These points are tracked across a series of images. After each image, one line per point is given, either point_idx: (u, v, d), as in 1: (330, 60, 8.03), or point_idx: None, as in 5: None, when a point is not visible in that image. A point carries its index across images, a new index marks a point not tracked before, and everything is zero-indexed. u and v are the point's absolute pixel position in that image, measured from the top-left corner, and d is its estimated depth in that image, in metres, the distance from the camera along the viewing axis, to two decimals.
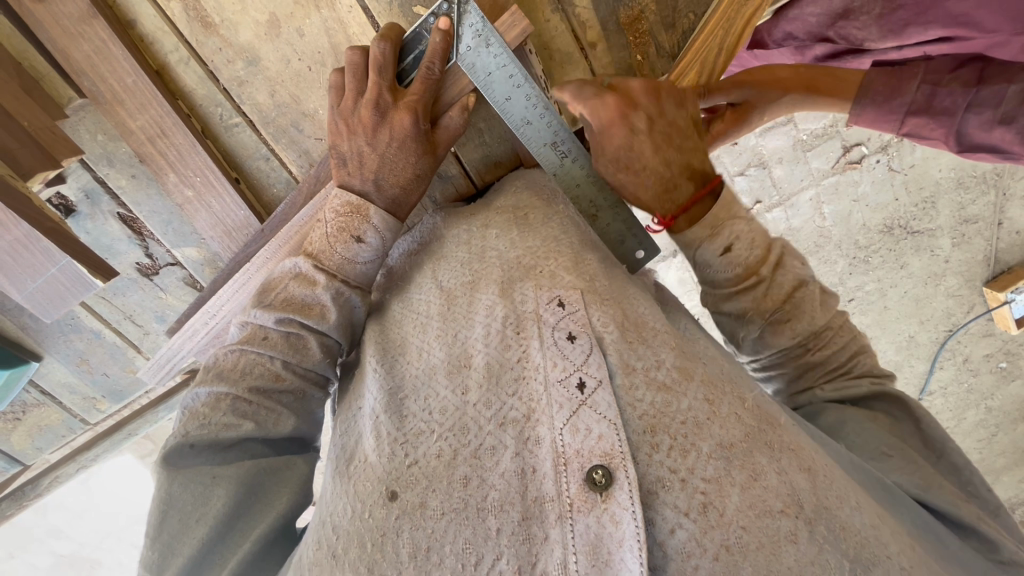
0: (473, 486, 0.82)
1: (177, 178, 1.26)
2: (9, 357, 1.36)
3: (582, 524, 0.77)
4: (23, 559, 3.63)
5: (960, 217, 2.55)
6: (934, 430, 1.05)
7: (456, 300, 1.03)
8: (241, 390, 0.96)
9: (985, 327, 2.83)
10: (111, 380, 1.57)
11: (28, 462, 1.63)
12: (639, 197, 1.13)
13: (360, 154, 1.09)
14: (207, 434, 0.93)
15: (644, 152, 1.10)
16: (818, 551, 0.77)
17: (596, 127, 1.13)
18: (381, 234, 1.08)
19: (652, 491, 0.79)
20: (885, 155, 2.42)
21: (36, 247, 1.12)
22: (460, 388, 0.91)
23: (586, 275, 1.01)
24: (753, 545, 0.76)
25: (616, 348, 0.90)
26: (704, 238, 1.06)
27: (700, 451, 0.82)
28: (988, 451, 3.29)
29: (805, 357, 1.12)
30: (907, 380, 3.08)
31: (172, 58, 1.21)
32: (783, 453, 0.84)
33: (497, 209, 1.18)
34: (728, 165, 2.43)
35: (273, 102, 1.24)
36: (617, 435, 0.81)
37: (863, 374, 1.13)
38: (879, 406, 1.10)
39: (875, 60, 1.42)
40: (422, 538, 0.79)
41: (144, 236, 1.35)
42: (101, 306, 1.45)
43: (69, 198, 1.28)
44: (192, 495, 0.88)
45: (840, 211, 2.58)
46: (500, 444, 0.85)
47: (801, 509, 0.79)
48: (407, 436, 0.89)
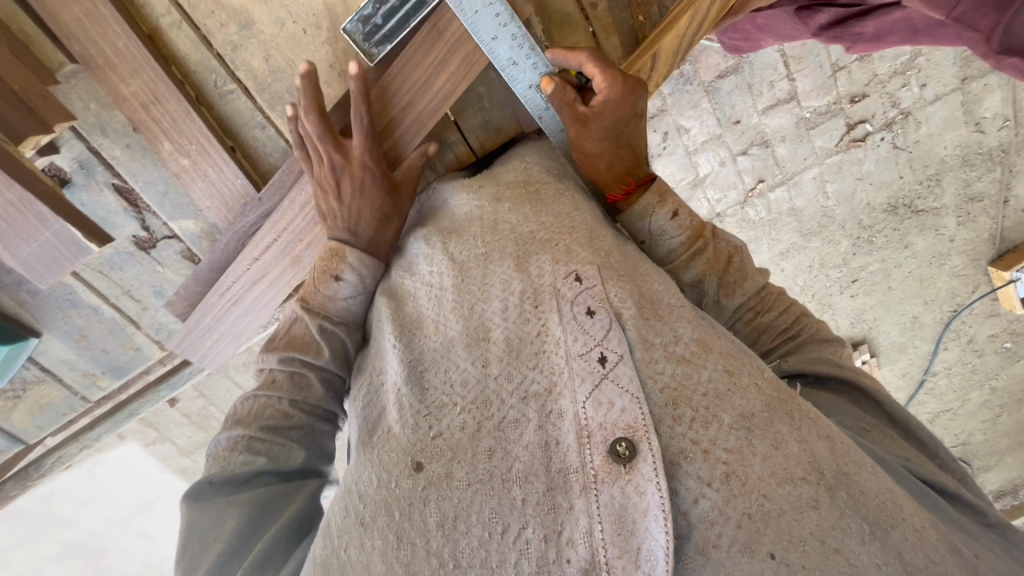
0: (497, 458, 0.81)
1: (172, 147, 1.23)
2: (9, 334, 1.35)
3: (607, 494, 0.75)
4: (30, 547, 3.68)
5: (965, 195, 2.52)
6: (895, 407, 1.00)
7: (469, 272, 0.99)
8: (253, 430, 0.97)
9: (990, 307, 2.81)
10: (110, 357, 1.56)
11: (30, 441, 1.63)
12: (608, 169, 1.15)
13: (332, 213, 1.13)
14: (223, 471, 0.94)
15: (630, 128, 1.14)
16: (838, 516, 0.74)
17: (602, 97, 1.11)
18: (358, 271, 1.08)
19: (675, 462, 0.76)
20: (889, 132, 2.38)
21: (29, 209, 1.12)
22: (480, 360, 0.89)
23: (601, 250, 0.97)
24: (774, 512, 0.73)
25: (635, 324, 0.86)
26: (656, 204, 1.10)
27: (723, 421, 0.79)
28: (992, 433, 3.28)
29: (756, 319, 1.11)
30: (911, 361, 3.07)
31: (165, 22, 1.19)
32: (803, 422, 0.82)
33: (507, 183, 1.14)
34: (730, 144, 2.39)
35: (269, 67, 1.22)
36: (640, 408, 0.78)
37: (813, 340, 1.09)
38: (840, 384, 1.05)
39: (878, 23, 1.40)
40: (448, 508, 0.79)
41: (140, 208, 1.34)
42: (98, 280, 1.43)
43: (63, 168, 1.26)
44: (208, 518, 0.90)
45: (844, 189, 2.54)
46: (523, 417, 0.83)
47: (822, 475, 0.76)
48: (429, 409, 0.88)
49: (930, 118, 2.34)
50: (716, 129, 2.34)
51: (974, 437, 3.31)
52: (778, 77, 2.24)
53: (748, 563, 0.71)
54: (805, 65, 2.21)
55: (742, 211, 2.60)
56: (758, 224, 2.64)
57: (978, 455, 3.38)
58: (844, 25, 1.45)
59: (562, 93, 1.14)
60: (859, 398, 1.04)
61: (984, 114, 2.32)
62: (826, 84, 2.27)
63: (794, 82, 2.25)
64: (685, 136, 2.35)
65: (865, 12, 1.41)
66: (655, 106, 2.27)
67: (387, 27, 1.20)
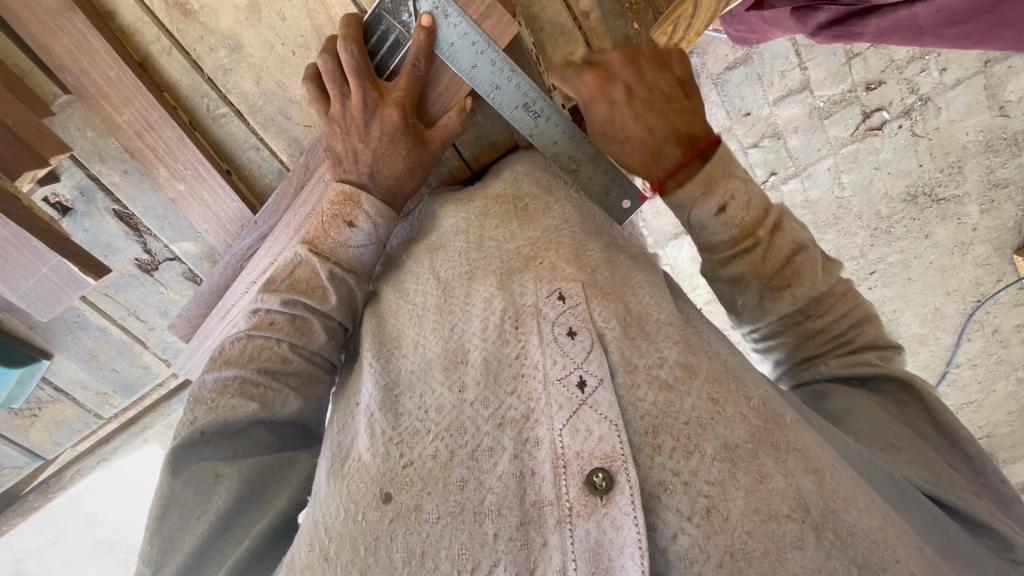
0: (469, 490, 0.82)
1: (167, 172, 1.24)
2: (20, 356, 1.38)
3: (582, 529, 0.76)
4: (64, 543, 3.81)
5: (990, 181, 2.42)
6: (945, 417, 1.01)
7: (453, 290, 1.01)
8: (249, 371, 0.95)
9: (1016, 296, 2.71)
10: (121, 376, 1.60)
11: (48, 456, 1.68)
12: (629, 164, 1.11)
13: (355, 153, 1.11)
14: (215, 418, 0.91)
15: (625, 116, 1.09)
16: (826, 556, 0.76)
17: (579, 95, 1.13)
18: (373, 219, 1.08)
19: (654, 495, 0.79)
20: (907, 119, 2.29)
21: (25, 247, 1.12)
22: (456, 384, 0.90)
23: (587, 267, 0.99)
24: (758, 551, 0.76)
25: (618, 344, 0.89)
26: (699, 197, 1.02)
27: (705, 452, 0.81)
28: (1019, 424, 3.19)
29: (805, 325, 1.06)
30: (933, 354, 2.99)
31: (155, 49, 1.19)
32: (789, 453, 0.83)
33: (496, 199, 1.15)
34: (741, 137, 2.33)
35: (259, 89, 1.22)
36: (617, 437, 0.81)
37: (864, 346, 1.07)
38: (885, 386, 1.05)
39: (881, 23, 1.34)
40: (416, 545, 0.80)
41: (141, 232, 1.36)
42: (105, 303, 1.46)
43: (64, 196, 1.28)
44: (194, 491, 0.88)
45: (860, 180, 2.47)
46: (497, 445, 0.84)
47: (808, 513, 0.78)
48: (403, 436, 0.88)
49: (950, 104, 2.25)
50: (726, 122, 2.28)
51: (1000, 428, 3.23)
52: (789, 67, 2.17)
53: None
54: (817, 53, 2.15)
55: None
56: None
57: (1005, 446, 3.30)
58: (847, 23, 1.39)
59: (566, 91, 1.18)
60: (905, 400, 1.04)
61: (1009, 97, 2.21)
62: (841, 71, 2.19)
63: (806, 70, 2.18)
64: None
65: (867, 12, 1.35)
66: None
67: (378, 53, 1.17)
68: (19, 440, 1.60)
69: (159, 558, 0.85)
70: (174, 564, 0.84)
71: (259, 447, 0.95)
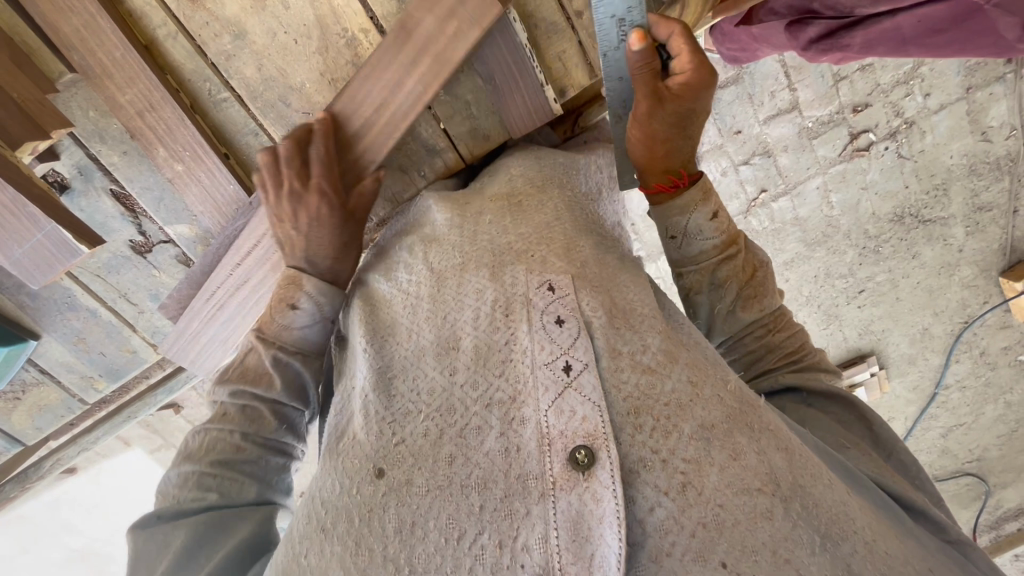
0: (457, 464, 0.83)
1: (166, 152, 1.26)
2: (8, 335, 1.40)
3: (564, 502, 0.76)
4: (38, 551, 3.68)
5: (974, 204, 2.48)
6: (883, 429, 1.09)
7: (445, 281, 1.02)
8: (203, 466, 0.97)
9: (1002, 319, 2.76)
10: (108, 360, 1.59)
11: (29, 442, 1.68)
12: (664, 156, 1.14)
13: (292, 240, 1.14)
14: (175, 503, 0.95)
15: (695, 122, 1.10)
16: (792, 527, 0.77)
17: (681, 81, 1.04)
18: (316, 299, 1.09)
19: (634, 470, 0.79)
20: (894, 141, 2.36)
21: (22, 212, 1.19)
22: (447, 369, 0.92)
23: (577, 261, 1.01)
24: (729, 522, 0.76)
25: (604, 332, 0.90)
26: (699, 201, 1.15)
27: (682, 432, 0.82)
28: (1008, 448, 3.20)
29: (765, 337, 1.24)
30: (921, 374, 3.02)
31: (161, 33, 1.23)
32: (763, 433, 0.85)
33: (490, 197, 1.18)
34: (732, 154, 2.39)
35: (261, 76, 1.26)
36: (600, 416, 0.81)
37: (814, 366, 1.22)
38: (831, 406, 1.16)
39: (867, 33, 1.42)
40: (407, 514, 0.80)
41: (137, 213, 1.38)
42: (96, 284, 1.47)
43: (63, 174, 1.30)
44: (154, 550, 0.91)
45: (848, 199, 2.53)
46: (485, 424, 0.85)
47: (778, 487, 0.79)
48: (394, 417, 0.90)
49: (935, 128, 2.32)
50: (718, 139, 2.34)
51: (990, 452, 3.24)
52: (778, 87, 2.24)
53: (700, 571, 0.73)
54: (806, 75, 2.22)
55: (745, 222, 2.59)
56: (761, 234, 2.64)
57: (994, 471, 3.31)
58: (835, 37, 1.46)
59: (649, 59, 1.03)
60: (848, 417, 1.14)
61: (992, 123, 2.29)
62: (829, 94, 2.26)
63: (795, 92, 2.25)
64: None
65: (853, 24, 1.44)
66: None
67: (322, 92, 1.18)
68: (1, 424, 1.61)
69: None
70: None
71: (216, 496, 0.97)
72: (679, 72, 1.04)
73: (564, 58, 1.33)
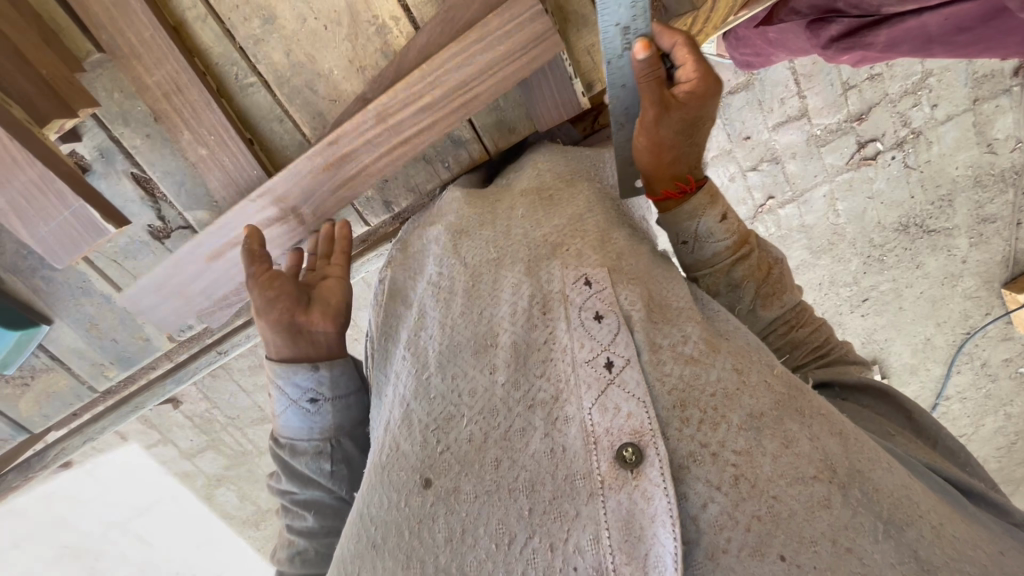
0: (503, 468, 0.83)
1: (192, 136, 1.26)
2: (21, 320, 1.40)
3: (614, 501, 0.76)
4: (27, 548, 3.60)
5: (978, 216, 2.49)
6: (924, 417, 1.08)
7: (480, 277, 1.02)
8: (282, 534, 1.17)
9: (1004, 330, 2.77)
10: (119, 347, 1.58)
11: (35, 431, 1.67)
12: (673, 164, 1.10)
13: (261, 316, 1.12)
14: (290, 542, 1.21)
15: (704, 129, 1.09)
16: (853, 514, 0.76)
17: (688, 90, 1.04)
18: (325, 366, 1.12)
19: (684, 466, 0.78)
20: (900, 151, 2.37)
21: (51, 188, 1.17)
22: (487, 367, 0.92)
23: (613, 254, 1.00)
24: (785, 514, 0.75)
25: (643, 326, 0.89)
26: (708, 205, 1.10)
27: (731, 423, 0.81)
28: (1007, 460, 3.21)
29: (789, 333, 1.20)
30: (923, 385, 3.02)
31: (190, 15, 1.23)
32: (814, 419, 0.84)
33: (520, 192, 1.17)
34: (741, 159, 2.40)
35: (289, 61, 1.26)
36: (646, 413, 0.80)
37: (841, 360, 1.21)
38: (864, 398, 1.12)
39: (892, 32, 1.42)
40: (456, 523, 0.81)
41: (156, 197, 1.36)
42: (112, 269, 1.46)
43: (84, 156, 1.30)
44: None
45: (854, 208, 2.53)
46: (529, 426, 0.85)
47: (835, 474, 0.79)
48: (437, 422, 0.90)
49: (942, 139, 2.33)
50: (727, 145, 2.35)
51: (989, 464, 3.24)
52: (788, 95, 2.26)
53: (758, 567, 0.73)
54: (816, 83, 2.24)
55: (752, 227, 2.59)
56: (767, 240, 2.63)
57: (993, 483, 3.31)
58: (858, 36, 1.46)
59: (655, 68, 1.02)
60: (887, 411, 1.10)
61: (997, 135, 2.30)
62: (837, 102, 2.28)
63: (804, 99, 2.27)
64: None
65: (879, 22, 1.43)
66: None
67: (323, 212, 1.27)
68: (8, 411, 1.60)
69: None
70: None
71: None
72: (684, 82, 1.04)
73: (593, 51, 1.32)
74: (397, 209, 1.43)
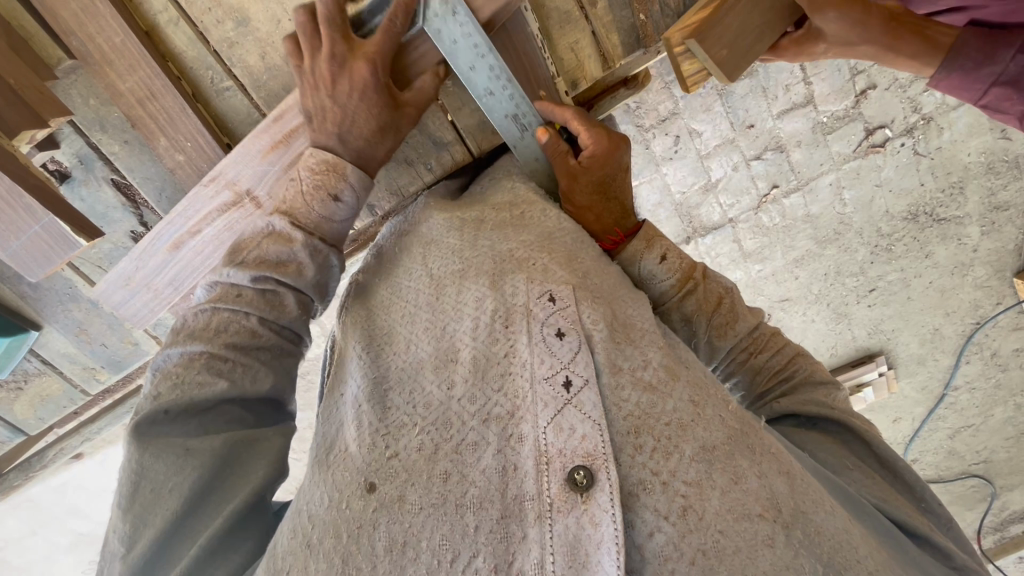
0: (452, 482, 0.82)
1: (168, 143, 1.25)
2: (9, 326, 1.41)
3: (561, 525, 0.76)
4: (45, 534, 3.70)
5: (992, 203, 2.42)
6: (884, 450, 1.04)
7: (444, 289, 1.01)
8: (216, 347, 0.94)
9: (1015, 320, 2.72)
10: (109, 352, 1.60)
11: (32, 432, 1.70)
12: (597, 221, 1.16)
13: (323, 109, 1.10)
14: (180, 398, 0.90)
15: (619, 183, 1.17)
16: (793, 556, 0.77)
17: (590, 153, 1.14)
18: (357, 193, 1.09)
19: (633, 493, 0.79)
20: (910, 137, 2.30)
21: (19, 203, 1.16)
22: (445, 382, 0.90)
23: (579, 270, 0.99)
24: (729, 549, 0.76)
25: (605, 347, 0.88)
26: (643, 250, 1.12)
27: (683, 453, 0.82)
28: (1017, 451, 3.17)
29: (749, 360, 1.15)
30: (931, 375, 2.98)
31: (162, 18, 1.21)
32: (765, 456, 0.85)
33: (493, 205, 1.14)
34: (744, 148, 2.34)
35: (264, 65, 1.24)
36: (599, 436, 0.80)
37: (808, 381, 1.12)
38: (832, 426, 1.09)
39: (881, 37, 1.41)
40: (398, 534, 0.79)
41: (137, 204, 1.35)
42: (96, 274, 1.45)
43: (63, 163, 1.29)
44: (163, 465, 0.86)
45: (861, 196, 2.47)
46: (482, 440, 0.84)
47: (779, 513, 0.80)
48: (389, 429, 0.88)
49: (954, 125, 2.26)
50: (729, 133, 2.28)
51: (998, 454, 3.20)
52: (793, 81, 2.18)
53: None
54: (823, 68, 2.15)
55: (754, 217, 2.54)
56: (771, 231, 2.58)
57: (1002, 473, 3.27)
58: None
59: (555, 145, 1.17)
60: (849, 438, 1.08)
61: None
62: (844, 88, 2.20)
63: (810, 85, 2.19)
64: (697, 141, 2.31)
65: None
66: (667, 109, 2.23)
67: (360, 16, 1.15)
68: (3, 414, 1.63)
69: (130, 538, 0.83)
70: (151, 532, 0.83)
71: (230, 422, 0.94)
72: (585, 148, 1.15)
73: (576, 48, 1.34)
74: (381, 212, 1.41)
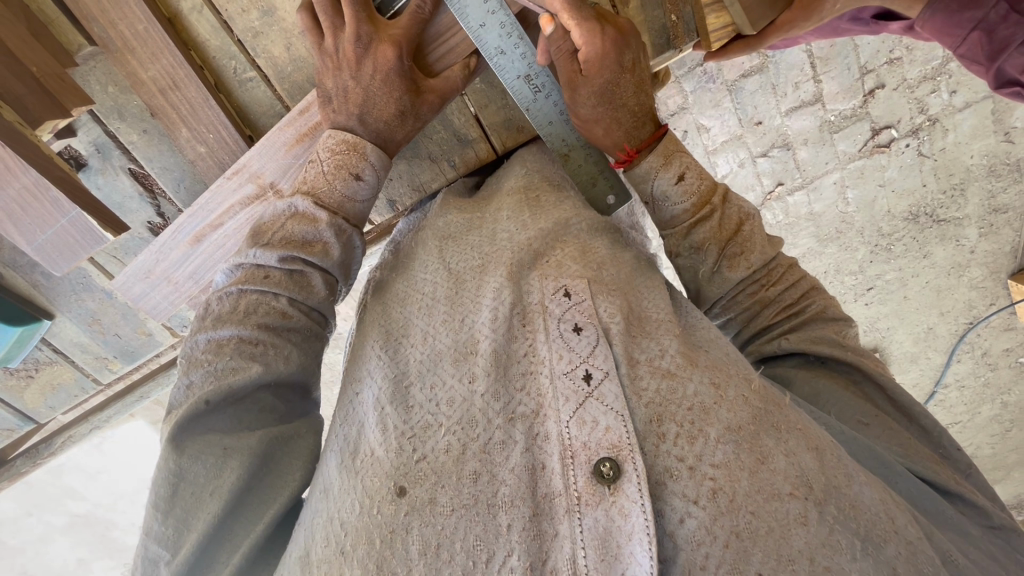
0: (482, 482, 0.82)
1: (189, 133, 1.23)
2: (22, 315, 1.40)
3: (590, 518, 0.77)
4: (40, 516, 3.69)
5: (990, 206, 2.45)
6: (901, 395, 1.04)
7: (465, 283, 1.01)
8: (248, 328, 0.92)
9: (1006, 320, 2.77)
10: (123, 342, 1.60)
11: (42, 420, 1.67)
12: (606, 134, 1.15)
13: (345, 90, 1.09)
14: (219, 386, 0.89)
15: (622, 88, 1.12)
16: (829, 532, 0.79)
17: (585, 57, 1.08)
18: (378, 172, 1.08)
19: (661, 482, 0.80)
20: (915, 138, 2.31)
21: (45, 196, 1.15)
22: (466, 376, 0.90)
23: (594, 264, 1.00)
24: (763, 530, 0.78)
25: (621, 341, 0.90)
26: (659, 168, 1.12)
27: (709, 436, 0.83)
28: (1000, 447, 3.27)
29: (758, 293, 1.13)
30: (923, 373, 3.02)
31: (186, 6, 1.19)
32: (791, 434, 0.87)
33: (507, 192, 1.16)
34: (751, 146, 2.32)
35: (289, 55, 1.22)
36: (623, 427, 0.82)
37: (818, 317, 1.12)
38: (841, 366, 1.08)
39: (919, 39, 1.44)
40: (431, 536, 0.79)
41: (155, 194, 1.34)
42: (113, 265, 1.46)
43: (80, 152, 1.27)
44: (203, 467, 0.85)
45: (864, 196, 2.48)
46: (509, 438, 0.84)
47: (811, 490, 0.81)
48: (414, 430, 0.88)
49: (959, 126, 2.26)
50: (737, 130, 2.27)
51: (982, 450, 3.29)
52: (803, 79, 2.15)
53: None
54: (833, 66, 2.13)
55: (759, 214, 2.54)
56: (774, 229, 2.59)
57: (985, 468, 3.37)
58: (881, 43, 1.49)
59: (559, 40, 1.10)
60: (865, 384, 1.07)
61: (1015, 124, 2.24)
62: (854, 87, 2.18)
63: (820, 83, 2.17)
64: (705, 136, 2.27)
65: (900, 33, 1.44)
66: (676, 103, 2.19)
67: None
68: (13, 402, 1.61)
69: (174, 540, 0.83)
70: (197, 534, 0.83)
71: (264, 411, 0.93)
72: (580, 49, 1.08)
73: None
74: (400, 207, 1.40)
